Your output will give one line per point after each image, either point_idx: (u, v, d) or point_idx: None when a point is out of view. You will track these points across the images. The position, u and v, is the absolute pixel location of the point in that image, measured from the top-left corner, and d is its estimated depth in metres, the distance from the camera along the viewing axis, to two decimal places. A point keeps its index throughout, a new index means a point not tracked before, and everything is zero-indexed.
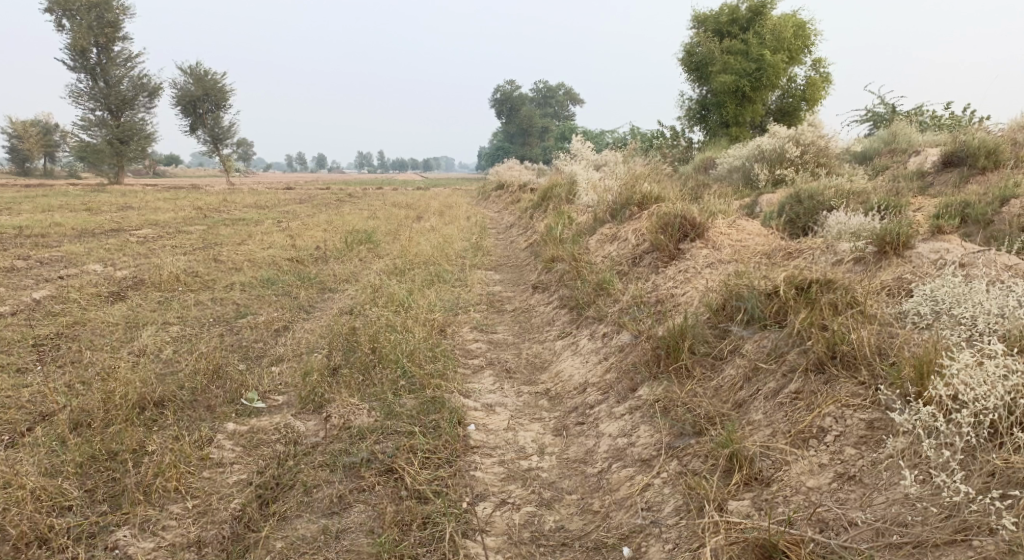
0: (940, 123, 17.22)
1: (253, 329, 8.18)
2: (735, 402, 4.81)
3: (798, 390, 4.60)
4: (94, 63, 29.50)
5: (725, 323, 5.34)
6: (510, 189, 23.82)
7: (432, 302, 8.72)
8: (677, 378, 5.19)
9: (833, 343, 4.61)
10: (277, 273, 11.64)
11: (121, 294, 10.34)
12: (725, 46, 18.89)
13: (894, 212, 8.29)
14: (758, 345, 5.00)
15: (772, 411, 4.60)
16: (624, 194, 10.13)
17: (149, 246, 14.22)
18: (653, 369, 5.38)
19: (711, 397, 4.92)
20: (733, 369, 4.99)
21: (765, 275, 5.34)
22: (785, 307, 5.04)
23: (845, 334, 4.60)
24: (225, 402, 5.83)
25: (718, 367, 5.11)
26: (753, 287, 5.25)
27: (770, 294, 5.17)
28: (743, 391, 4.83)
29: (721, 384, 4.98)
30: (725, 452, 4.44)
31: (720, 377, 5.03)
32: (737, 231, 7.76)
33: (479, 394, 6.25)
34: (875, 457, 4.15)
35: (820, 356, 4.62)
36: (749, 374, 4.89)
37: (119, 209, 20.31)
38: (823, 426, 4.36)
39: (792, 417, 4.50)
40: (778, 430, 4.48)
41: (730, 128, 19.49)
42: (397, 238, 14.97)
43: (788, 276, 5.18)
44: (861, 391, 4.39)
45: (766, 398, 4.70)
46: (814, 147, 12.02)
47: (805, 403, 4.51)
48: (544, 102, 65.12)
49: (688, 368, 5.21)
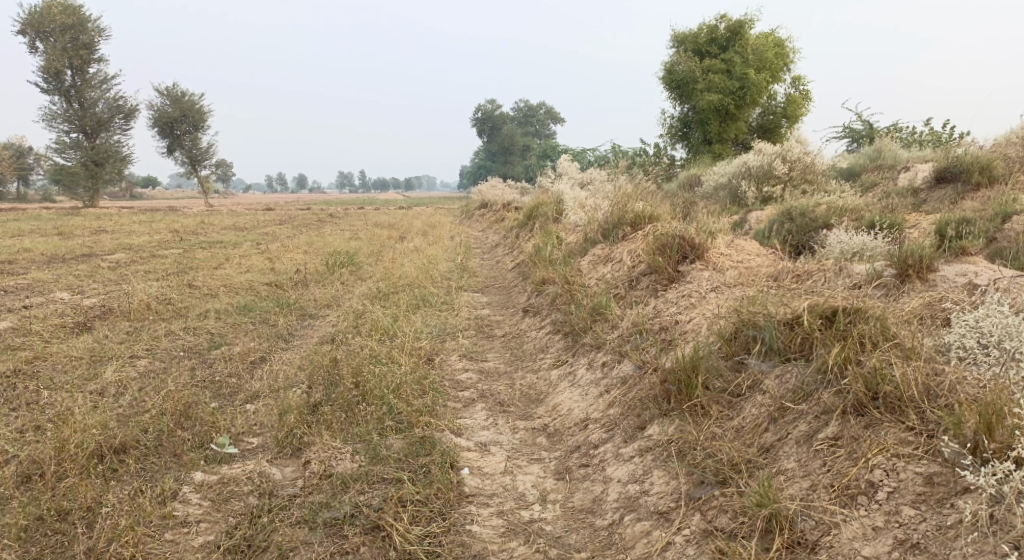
0: (920, 139, 17.06)
1: (227, 361, 7.67)
2: (761, 446, 4.39)
3: (837, 435, 4.19)
4: (69, 85, 28.90)
5: (740, 354, 4.93)
6: (493, 207, 23.42)
7: (419, 329, 8.25)
8: (691, 417, 4.76)
9: (874, 383, 4.22)
10: (254, 299, 11.12)
11: (88, 325, 9.79)
12: (705, 65, 18.63)
13: (896, 230, 7.95)
14: (781, 380, 4.60)
15: (808, 460, 4.18)
16: (615, 212, 9.74)
17: (122, 271, 13.65)
18: (663, 406, 4.95)
19: (732, 440, 4.50)
20: (755, 408, 4.57)
21: (782, 302, 4.93)
22: (810, 339, 4.64)
23: (886, 372, 4.21)
24: (193, 447, 5.34)
25: (736, 405, 4.69)
26: (770, 315, 4.84)
27: (791, 323, 4.77)
28: (770, 434, 4.41)
29: (743, 425, 4.55)
30: (763, 513, 4.02)
31: (741, 416, 4.61)
32: (737, 251, 7.37)
33: (472, 431, 5.79)
34: (941, 520, 3.72)
35: (858, 398, 4.23)
36: (774, 414, 4.48)
37: (93, 232, 19.68)
38: (872, 481, 3.95)
39: (832, 467, 4.08)
40: (818, 483, 4.06)
41: (713, 146, 19.22)
42: (380, 259, 14.51)
43: (809, 303, 4.78)
44: (911, 438, 4.00)
45: (798, 443, 4.28)
46: (800, 164, 11.71)
47: (846, 451, 4.10)
48: (524, 121, 65.02)
49: (703, 406, 4.78)
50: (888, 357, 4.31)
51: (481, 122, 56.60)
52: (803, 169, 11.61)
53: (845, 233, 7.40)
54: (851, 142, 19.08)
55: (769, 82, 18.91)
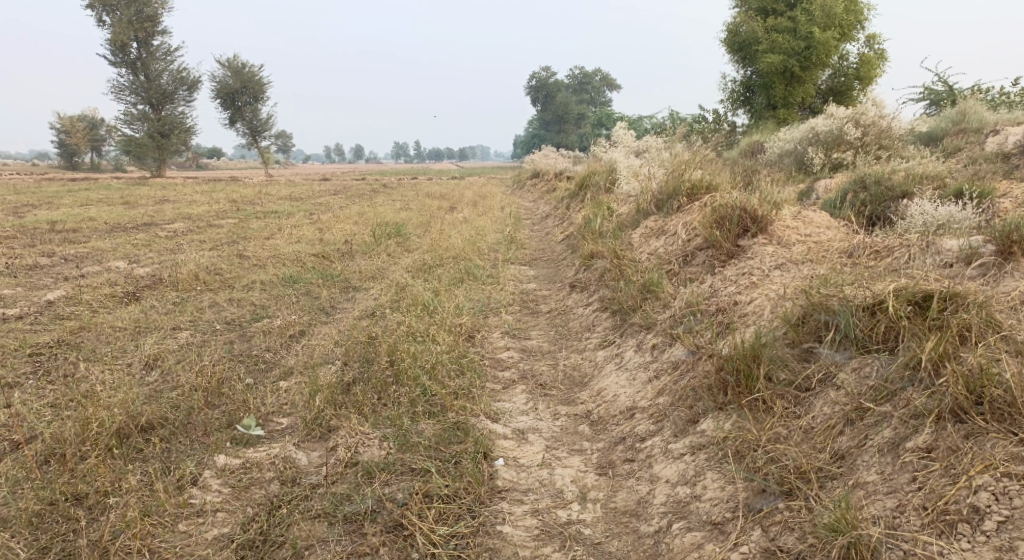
0: (1006, 101, 15.85)
1: (266, 335, 7.42)
2: (835, 452, 3.88)
3: (930, 445, 3.65)
4: (134, 57, 29.22)
5: (809, 342, 4.40)
6: (546, 177, 22.88)
7: (462, 304, 7.88)
8: (751, 414, 4.26)
9: (977, 386, 3.67)
10: (301, 271, 10.90)
11: (136, 294, 9.70)
12: (770, 25, 17.75)
13: (986, 200, 7.21)
14: (859, 375, 4.07)
15: (893, 473, 3.67)
16: (671, 182, 9.16)
17: (177, 241, 13.62)
18: (719, 399, 4.47)
19: (801, 443, 4.00)
20: (828, 407, 4.06)
21: (861, 285, 4.38)
22: (895, 329, 4.09)
23: (992, 374, 3.66)
24: (220, 427, 5.07)
25: (805, 401, 4.18)
26: (847, 299, 4.31)
27: (873, 307, 4.22)
28: (845, 438, 3.90)
29: (813, 425, 4.04)
30: (841, 541, 3.52)
31: (810, 416, 4.09)
32: (805, 223, 6.76)
33: (510, 416, 5.40)
34: None
35: (958, 402, 3.68)
36: (851, 415, 3.95)
37: (156, 202, 19.84)
38: (977, 507, 3.43)
39: (925, 485, 3.57)
40: (907, 505, 3.55)
41: (778, 111, 18.29)
42: (428, 230, 14.19)
43: (894, 287, 4.21)
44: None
45: (880, 452, 3.76)
46: (875, 129, 10.87)
47: (943, 466, 3.57)
48: (581, 88, 63.80)
49: (766, 402, 4.28)
50: (993, 354, 3.75)
51: (537, 89, 55.68)
52: (875, 134, 10.79)
53: (929, 203, 6.74)
54: (929, 105, 17.87)
55: (839, 42, 17.79)
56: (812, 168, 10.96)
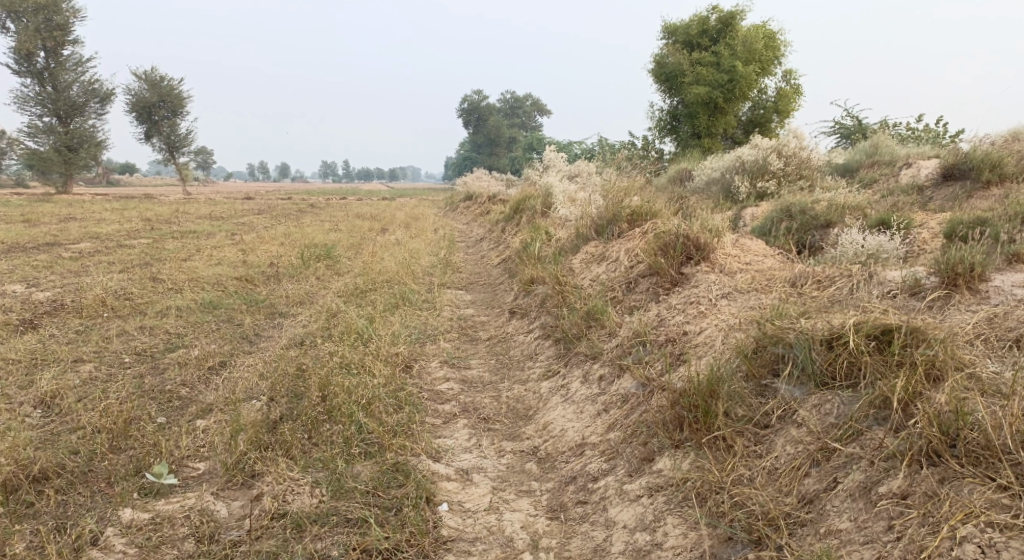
0: (915, 135, 16.53)
1: (182, 367, 6.91)
2: (803, 496, 3.74)
3: (905, 491, 3.53)
4: (41, 67, 27.83)
5: (767, 377, 4.27)
6: (478, 200, 22.69)
7: (397, 332, 7.54)
8: (711, 453, 4.10)
9: (949, 428, 3.58)
10: (221, 296, 10.34)
11: (36, 322, 8.98)
12: (694, 57, 18.10)
13: (910, 230, 7.31)
14: (821, 412, 3.96)
15: (867, 521, 3.53)
16: (609, 207, 9.05)
17: (84, 263, 12.79)
18: (675, 436, 4.30)
19: (766, 485, 3.85)
20: (791, 446, 3.92)
21: (816, 318, 4.29)
22: (856, 365, 3.99)
23: (962, 414, 3.57)
24: (127, 475, 4.64)
25: (766, 440, 4.04)
26: (803, 331, 4.20)
27: (831, 340, 4.13)
28: (812, 480, 3.77)
29: (777, 466, 3.90)
30: None
31: (773, 455, 3.95)
32: (745, 251, 6.72)
33: (452, 455, 5.12)
34: None
35: (931, 445, 3.58)
36: (817, 456, 3.82)
37: (63, 220, 18.73)
38: None
39: (903, 534, 3.43)
40: (886, 556, 3.40)
41: (703, 140, 18.59)
42: (359, 252, 13.77)
43: (853, 321, 4.12)
44: (1005, 502, 3.36)
45: (851, 496, 3.63)
46: (796, 159, 11.01)
47: (921, 513, 3.44)
48: (511, 112, 64.12)
49: (726, 440, 4.12)
50: (961, 393, 3.67)
51: (467, 112, 55.67)
52: (799, 164, 10.96)
53: (857, 231, 6.83)
54: (843, 138, 18.49)
55: (760, 75, 18.25)
56: (738, 197, 11.07)
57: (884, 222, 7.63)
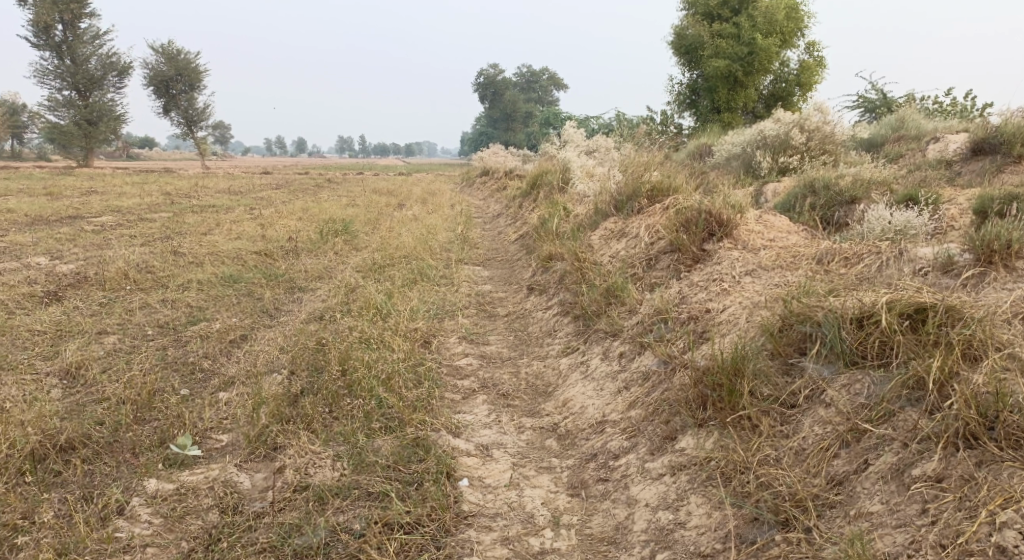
0: (941, 109, 16.22)
1: (203, 340, 6.95)
2: (832, 477, 3.70)
3: (940, 474, 3.47)
4: (59, 40, 27.87)
5: (794, 356, 4.23)
6: (495, 175, 22.59)
7: (416, 307, 7.53)
8: (737, 433, 4.06)
9: (986, 410, 3.51)
10: (240, 269, 10.37)
11: (59, 294, 9.06)
12: (715, 30, 17.81)
13: (938, 205, 7.18)
14: (850, 392, 3.92)
15: (900, 503, 3.48)
16: (629, 183, 8.96)
17: (105, 235, 12.88)
18: (699, 415, 4.26)
19: (793, 466, 3.81)
20: (819, 427, 3.88)
21: (845, 297, 4.23)
22: (888, 345, 3.94)
23: (999, 396, 3.50)
24: (152, 446, 4.68)
25: (793, 420, 3.99)
26: (832, 310, 4.15)
27: (861, 319, 4.08)
28: (841, 462, 3.73)
29: (805, 447, 3.85)
30: None
31: (800, 436, 3.91)
32: (768, 228, 6.63)
33: (472, 430, 5.13)
34: None
35: (967, 427, 3.51)
36: (846, 437, 3.78)
37: (84, 193, 18.86)
38: (1003, 547, 3.20)
39: (938, 518, 3.37)
40: (921, 541, 3.34)
41: (722, 114, 18.35)
42: (377, 227, 13.76)
43: (885, 300, 4.06)
44: None
45: (882, 479, 3.58)
46: (820, 134, 10.84)
47: (957, 497, 3.38)
48: (528, 86, 63.66)
49: (751, 420, 4.08)
50: (998, 374, 3.60)
51: (483, 86, 55.32)
52: (823, 138, 10.77)
53: (883, 207, 6.71)
54: (866, 112, 18.16)
55: (782, 48, 17.94)
56: (759, 173, 10.91)
57: (910, 197, 7.49)
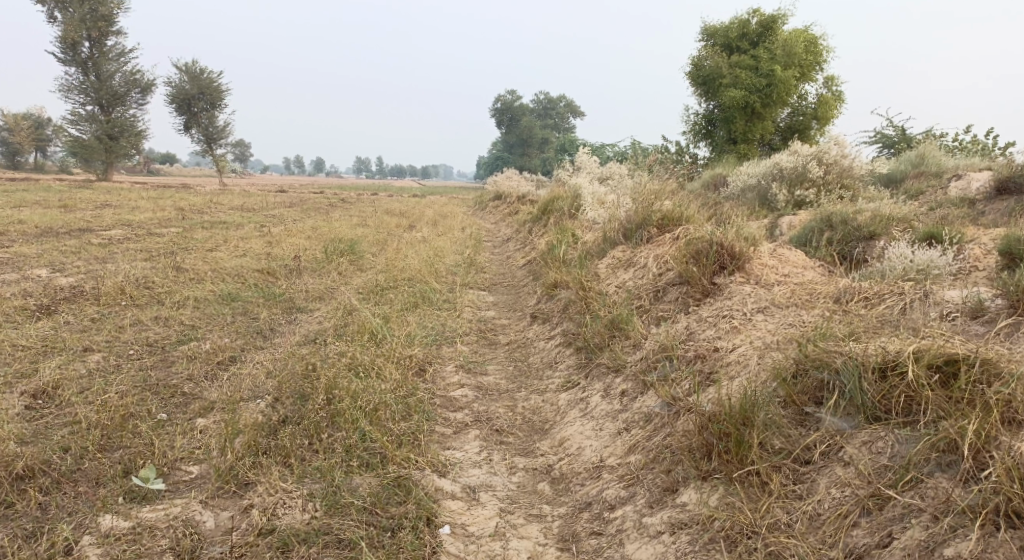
0: (961, 146, 15.87)
1: (190, 361, 6.65)
2: (852, 551, 3.38)
3: (977, 556, 3.16)
4: (86, 56, 28.05)
5: (807, 406, 3.88)
6: (507, 200, 22.35)
7: (413, 333, 7.20)
8: (745, 491, 3.72)
9: None
10: (240, 288, 10.11)
11: (52, 308, 8.81)
12: (734, 60, 17.58)
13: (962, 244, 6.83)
14: (872, 451, 3.58)
15: None
16: (639, 211, 8.65)
17: (111, 249, 12.68)
18: (703, 467, 3.90)
19: (808, 534, 3.48)
20: (837, 489, 3.54)
21: (866, 343, 3.88)
22: (915, 401, 3.61)
23: None
24: (115, 476, 4.43)
25: (808, 479, 3.65)
26: (853, 356, 3.81)
27: (885, 368, 3.74)
28: (861, 532, 3.40)
29: (821, 512, 3.52)
30: None
31: (816, 498, 3.57)
32: (783, 262, 6.29)
33: (460, 469, 4.78)
34: None
35: (1008, 504, 3.20)
36: (867, 504, 3.45)
37: (97, 206, 18.75)
38: None
39: None
40: None
41: (739, 145, 18.05)
42: (383, 249, 13.50)
43: (912, 349, 3.72)
44: None
45: (909, 556, 3.27)
46: (838, 167, 10.52)
47: None
48: (545, 113, 63.73)
49: (761, 477, 3.73)
50: None
51: (501, 112, 55.42)
52: (842, 172, 10.42)
53: (903, 245, 6.39)
54: (885, 148, 17.83)
55: (800, 81, 17.69)
56: (775, 205, 10.57)
57: (933, 235, 7.15)
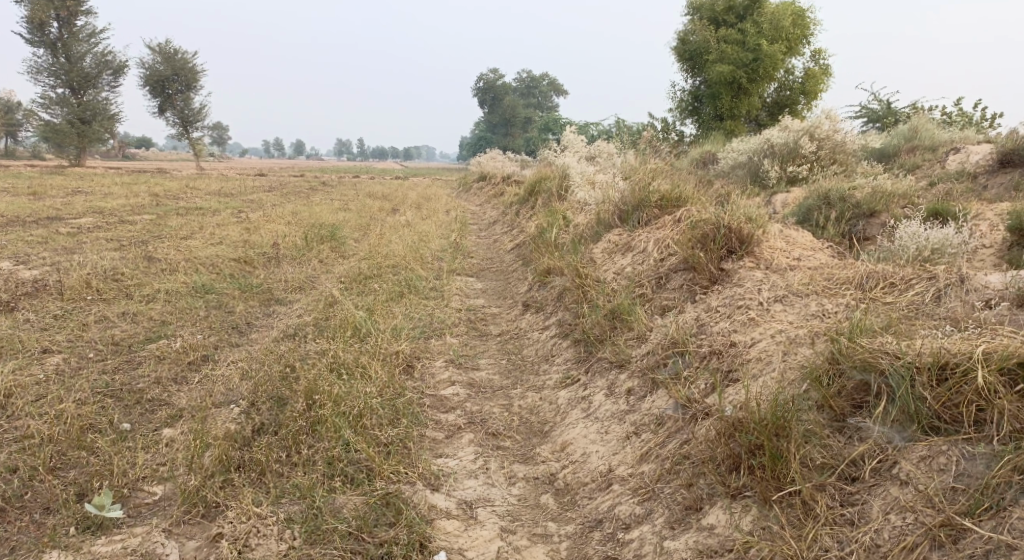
0: (951, 119, 15.51)
1: (158, 362, 6.13)
2: None
3: None
4: (54, 37, 27.11)
5: (852, 415, 3.58)
6: (492, 181, 21.82)
7: (399, 326, 6.74)
8: (793, 519, 3.41)
9: None
10: (215, 279, 9.58)
11: (13, 305, 8.26)
12: (719, 35, 17.09)
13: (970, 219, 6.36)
14: (932, 469, 3.29)
15: None
16: (635, 191, 8.19)
17: (80, 239, 12.08)
18: (732, 486, 3.63)
19: None
20: (900, 517, 3.23)
21: (913, 342, 3.59)
22: (983, 410, 3.31)
23: None
24: (68, 501, 4.04)
25: (864, 503, 3.34)
26: (905, 359, 3.51)
27: (941, 370, 3.45)
28: None
29: (884, 544, 3.20)
30: None
31: (876, 527, 3.25)
32: (792, 245, 5.86)
33: (454, 481, 4.38)
34: None
35: None
36: (939, 535, 3.13)
37: (68, 193, 18.05)
38: None
39: None
40: None
41: (724, 122, 17.61)
42: (366, 234, 12.98)
43: (975, 351, 3.41)
44: None
45: None
46: (829, 142, 10.05)
47: None
48: (527, 93, 62.88)
49: (807, 501, 3.42)
50: None
51: (483, 91, 54.63)
52: (834, 147, 10.00)
53: (912, 224, 5.91)
54: (871, 122, 17.46)
55: (786, 55, 17.25)
56: (766, 182, 10.12)
57: (940, 212, 6.67)
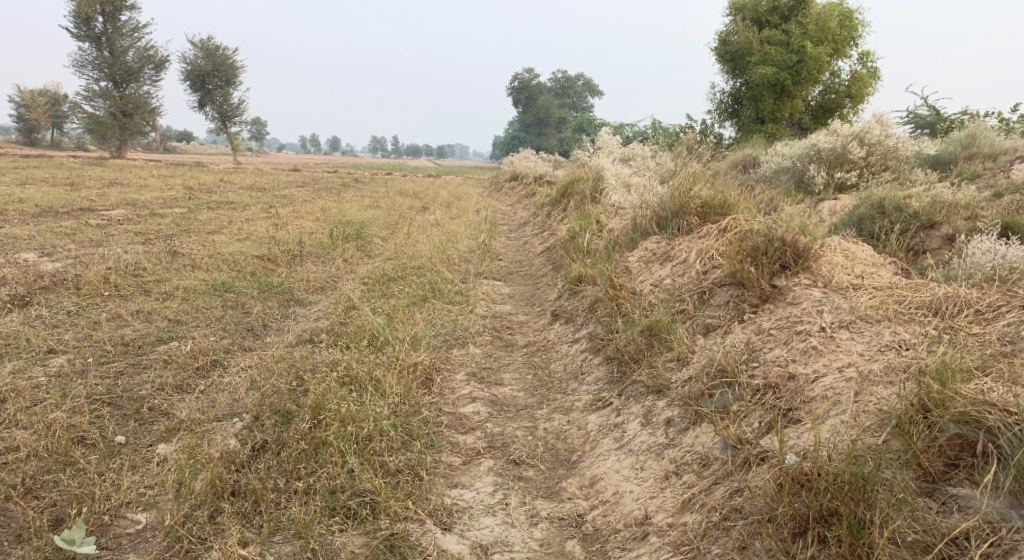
0: (1008, 127, 14.59)
1: (163, 366, 5.72)
2: None
3: None
4: (99, 31, 27.17)
5: (952, 482, 3.24)
6: (526, 180, 21.27)
7: (420, 334, 6.27)
8: None
9: None
10: (236, 276, 9.21)
11: (29, 300, 7.94)
12: (763, 36, 16.38)
13: None
14: None
15: None
16: (675, 196, 7.63)
17: (108, 231, 11.83)
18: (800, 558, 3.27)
19: None
20: None
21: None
22: None
23: None
24: (40, 529, 3.69)
25: None
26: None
27: None
28: None
29: None
30: None
31: None
32: (852, 259, 5.26)
33: (470, 519, 3.93)
34: None
35: None
36: None
37: (105, 184, 17.95)
38: None
39: None
40: None
41: (766, 125, 16.88)
42: (394, 233, 12.56)
43: None
44: None
45: None
46: (882, 148, 9.35)
47: None
48: (563, 93, 62.12)
49: None
50: None
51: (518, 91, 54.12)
52: (885, 153, 9.29)
53: (987, 240, 5.26)
54: (919, 129, 16.60)
55: (831, 58, 16.44)
56: (811, 189, 9.41)
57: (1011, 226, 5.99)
